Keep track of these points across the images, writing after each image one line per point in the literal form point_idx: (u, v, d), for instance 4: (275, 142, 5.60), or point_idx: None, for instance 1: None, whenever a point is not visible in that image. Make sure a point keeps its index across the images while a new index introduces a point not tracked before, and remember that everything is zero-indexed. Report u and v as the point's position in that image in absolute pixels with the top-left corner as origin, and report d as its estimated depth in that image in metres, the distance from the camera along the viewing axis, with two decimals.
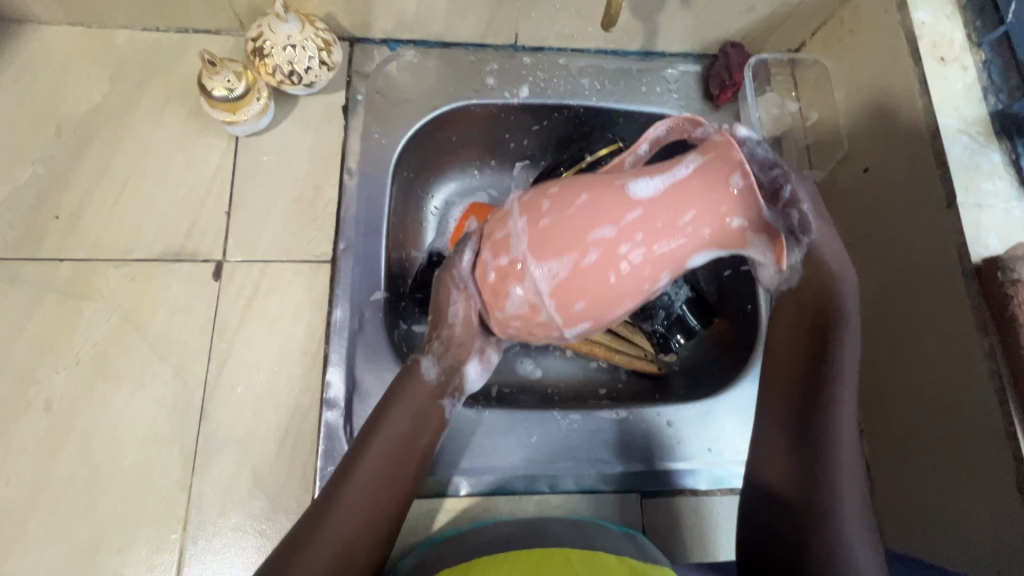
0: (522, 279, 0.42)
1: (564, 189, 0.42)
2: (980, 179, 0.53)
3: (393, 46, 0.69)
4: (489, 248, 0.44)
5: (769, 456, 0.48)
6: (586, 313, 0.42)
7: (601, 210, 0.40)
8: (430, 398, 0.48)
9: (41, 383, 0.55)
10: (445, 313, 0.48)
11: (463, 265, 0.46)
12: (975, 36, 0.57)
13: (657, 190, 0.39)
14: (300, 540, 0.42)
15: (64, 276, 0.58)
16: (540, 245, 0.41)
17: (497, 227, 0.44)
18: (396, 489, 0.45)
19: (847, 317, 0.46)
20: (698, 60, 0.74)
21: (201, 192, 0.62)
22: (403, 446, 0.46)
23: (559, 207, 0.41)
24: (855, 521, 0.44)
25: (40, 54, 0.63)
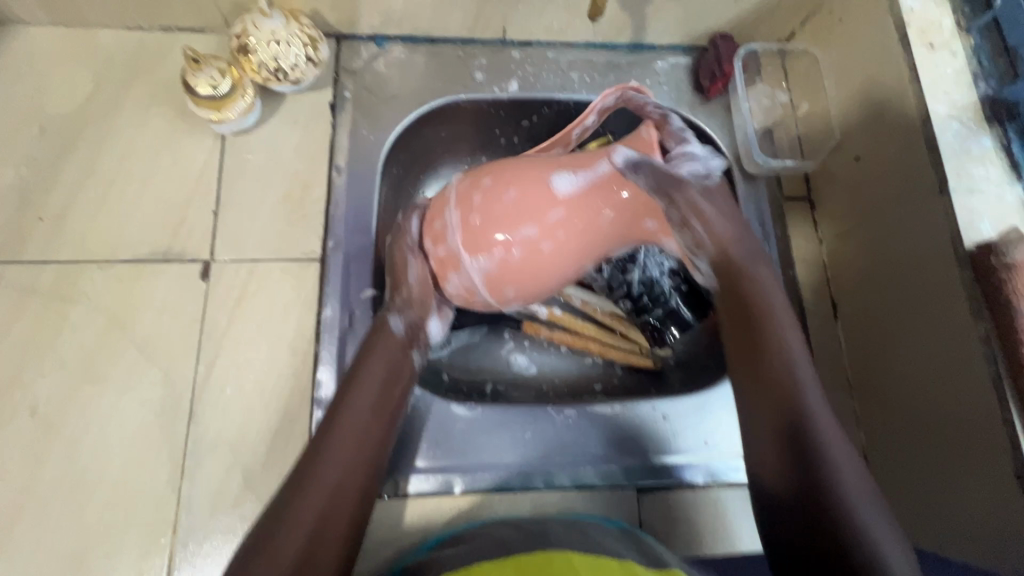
0: (457, 269, 0.52)
1: (495, 180, 0.50)
2: (971, 164, 0.52)
3: (380, 43, 0.68)
4: (429, 238, 0.53)
5: (761, 449, 0.49)
6: (515, 297, 0.53)
7: (530, 208, 0.49)
8: (402, 348, 0.52)
9: (26, 387, 0.55)
10: (401, 275, 0.54)
11: (411, 232, 0.55)
12: (964, 21, 0.56)
13: (579, 185, 0.49)
14: (282, 506, 0.44)
15: (49, 278, 0.57)
16: (472, 238, 0.50)
17: (436, 216, 0.53)
18: (368, 448, 0.48)
19: (775, 316, 0.52)
20: (687, 53, 0.74)
21: (188, 192, 0.62)
22: (381, 394, 0.50)
23: (489, 197, 0.50)
24: (860, 498, 0.44)
25: (22, 54, 0.62)
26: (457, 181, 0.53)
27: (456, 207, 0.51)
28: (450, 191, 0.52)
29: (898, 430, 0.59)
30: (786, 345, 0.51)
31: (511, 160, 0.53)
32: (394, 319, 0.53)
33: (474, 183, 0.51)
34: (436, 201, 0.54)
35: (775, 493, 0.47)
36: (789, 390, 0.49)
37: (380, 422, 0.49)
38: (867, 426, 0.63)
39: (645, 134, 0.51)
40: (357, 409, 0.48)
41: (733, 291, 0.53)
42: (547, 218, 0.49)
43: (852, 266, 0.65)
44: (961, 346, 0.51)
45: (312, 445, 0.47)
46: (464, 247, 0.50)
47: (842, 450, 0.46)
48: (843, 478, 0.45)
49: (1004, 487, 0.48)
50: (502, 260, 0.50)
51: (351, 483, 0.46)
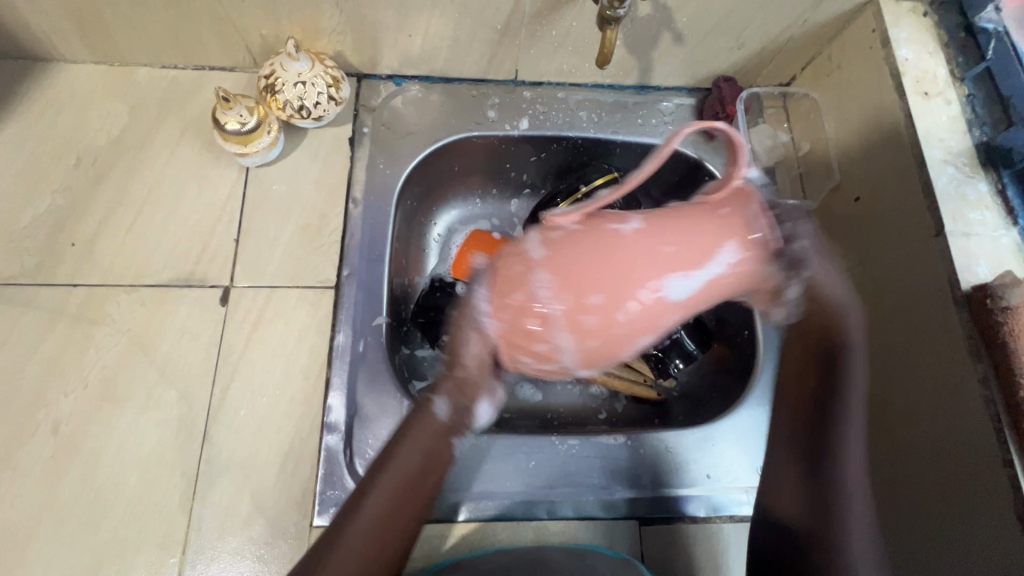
0: (562, 368, 0.43)
1: (577, 286, 0.39)
2: (967, 209, 0.54)
3: (399, 82, 0.72)
4: (518, 348, 0.42)
5: (783, 493, 0.51)
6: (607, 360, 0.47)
7: (647, 323, 0.40)
8: (441, 436, 0.47)
9: (49, 406, 0.57)
10: (459, 354, 0.45)
11: (476, 302, 0.43)
12: (958, 71, 0.59)
13: (694, 290, 0.41)
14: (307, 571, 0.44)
15: (77, 301, 0.60)
16: (590, 358, 0.42)
17: (534, 339, 0.41)
18: (393, 532, 0.46)
19: (855, 401, 0.48)
20: (691, 94, 0.77)
21: (211, 220, 0.65)
22: (409, 480, 0.46)
23: (588, 310, 0.39)
24: (856, 545, 0.48)
25: (64, 90, 0.67)
26: (524, 256, 0.41)
27: (566, 331, 0.40)
28: (541, 307, 0.39)
29: (895, 467, 0.59)
30: (852, 406, 0.48)
31: (585, 238, 0.40)
32: (439, 405, 0.46)
33: (606, 319, 0.40)
34: (500, 314, 0.41)
35: (784, 526, 0.51)
36: (827, 449, 0.49)
37: (408, 511, 0.46)
38: (864, 462, 0.63)
39: (757, 219, 0.42)
40: (386, 493, 0.46)
41: (819, 321, 0.49)
42: (664, 325, 0.42)
43: None
44: (957, 385, 0.52)
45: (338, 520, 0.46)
46: (580, 363, 0.42)
47: (856, 500, 0.49)
48: (852, 528, 0.48)
49: (1006, 530, 0.48)
50: (615, 346, 0.41)
51: (374, 566, 0.45)
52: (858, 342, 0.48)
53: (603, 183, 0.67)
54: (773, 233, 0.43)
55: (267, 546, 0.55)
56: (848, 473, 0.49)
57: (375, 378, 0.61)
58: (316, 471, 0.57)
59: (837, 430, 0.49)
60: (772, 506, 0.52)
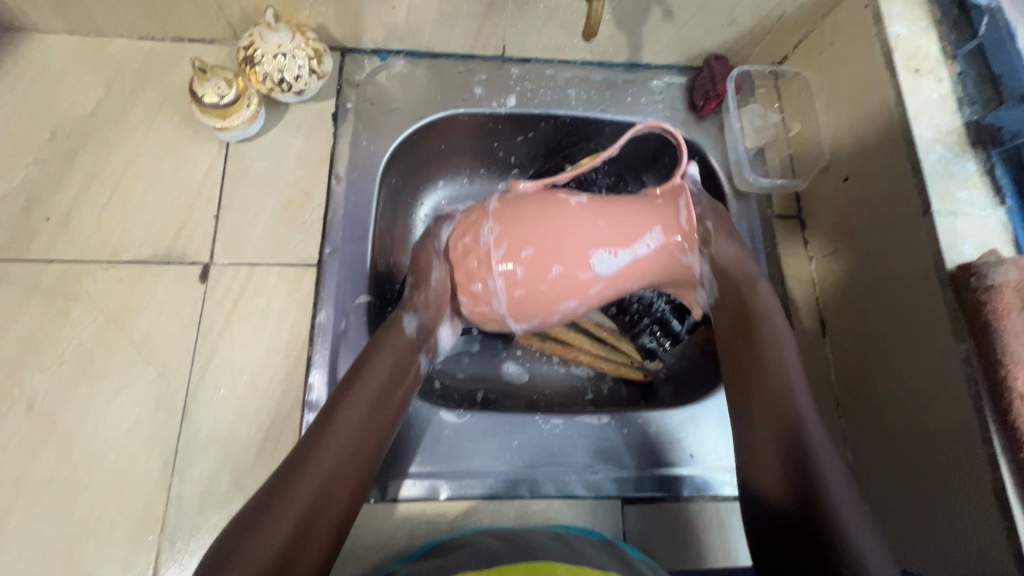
0: (488, 303, 0.53)
1: (539, 254, 0.51)
2: (956, 188, 0.53)
3: (383, 57, 0.71)
4: (462, 282, 0.53)
5: (760, 465, 0.52)
6: (532, 322, 0.55)
7: (570, 288, 0.52)
8: (409, 350, 0.53)
9: (24, 383, 0.56)
10: (425, 277, 0.54)
11: (441, 239, 0.56)
12: (950, 49, 0.58)
13: (618, 268, 0.53)
14: (281, 483, 0.45)
15: (52, 276, 0.59)
16: (514, 309, 0.53)
17: (472, 280, 0.52)
18: (361, 452, 0.48)
19: (784, 361, 0.55)
20: (682, 72, 0.75)
21: (190, 196, 0.63)
22: (384, 393, 0.50)
23: (508, 262, 0.51)
24: (843, 498, 0.48)
25: (37, 60, 0.65)
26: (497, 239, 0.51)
27: (499, 279, 0.51)
28: (489, 254, 0.51)
29: (883, 447, 0.59)
30: (785, 359, 0.55)
31: (528, 204, 0.52)
32: (409, 320, 0.53)
33: (534, 275, 0.51)
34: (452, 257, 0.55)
35: (767, 501, 0.51)
36: (786, 408, 0.52)
37: (380, 426, 0.50)
38: (853, 443, 0.63)
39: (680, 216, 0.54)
40: (356, 409, 0.49)
41: (734, 295, 0.58)
42: (588, 294, 0.53)
43: (841, 285, 0.65)
44: (940, 365, 0.52)
45: (307, 440, 0.47)
46: (509, 312, 0.53)
47: (825, 447, 0.51)
48: (837, 488, 0.48)
49: (985, 508, 0.48)
50: (547, 314, 0.53)
51: (342, 481, 0.46)
52: (769, 305, 0.58)
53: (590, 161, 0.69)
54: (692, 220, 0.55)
55: None
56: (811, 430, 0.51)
57: (358, 357, 0.60)
58: None
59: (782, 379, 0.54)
60: (759, 492, 0.52)
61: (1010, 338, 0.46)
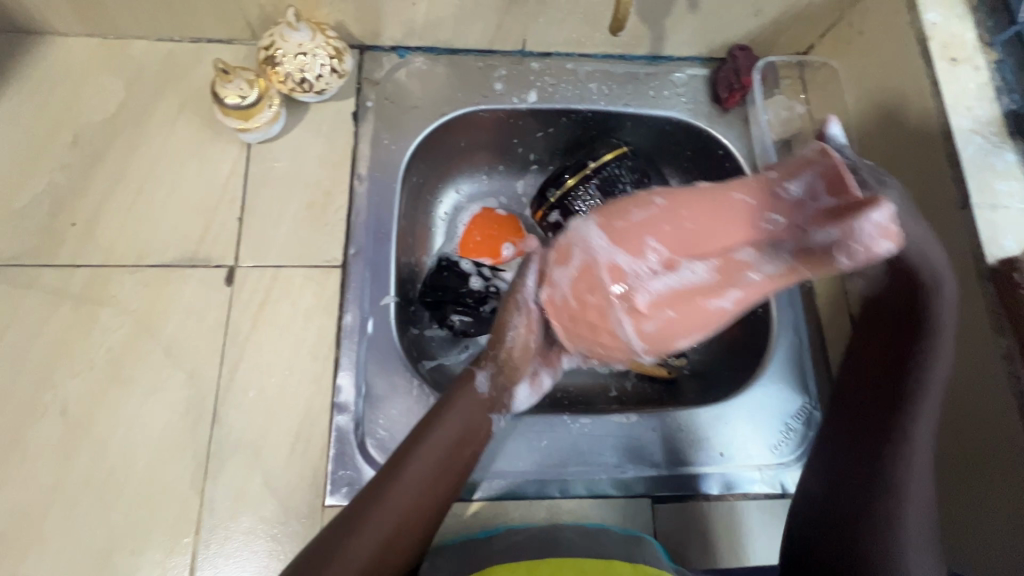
0: (604, 351, 0.55)
1: (649, 307, 0.47)
2: (995, 179, 0.52)
3: (402, 54, 0.70)
4: (573, 334, 0.54)
5: (818, 476, 0.52)
6: (655, 337, 0.49)
7: (679, 325, 0.48)
8: (485, 409, 0.52)
9: (57, 388, 0.56)
10: (503, 336, 0.53)
11: (526, 290, 0.54)
12: (986, 36, 0.57)
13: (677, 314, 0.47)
14: (354, 516, 0.44)
15: (80, 282, 0.59)
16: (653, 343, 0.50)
17: (583, 335, 0.53)
18: (428, 497, 0.46)
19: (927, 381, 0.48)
20: (705, 64, 0.74)
21: (214, 199, 0.63)
22: (450, 453, 0.49)
23: (559, 331, 0.54)
24: (916, 523, 0.47)
25: (58, 64, 0.65)
26: (620, 309, 0.48)
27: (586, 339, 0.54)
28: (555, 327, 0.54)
29: None
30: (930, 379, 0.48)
31: (587, 271, 0.49)
32: (483, 377, 0.53)
33: (614, 338, 0.51)
34: (560, 311, 0.52)
35: (829, 510, 0.51)
36: (890, 418, 0.50)
37: (447, 480, 0.48)
38: None
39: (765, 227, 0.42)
40: (424, 463, 0.47)
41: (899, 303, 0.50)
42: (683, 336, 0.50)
43: None
44: (978, 361, 0.51)
45: (377, 479, 0.46)
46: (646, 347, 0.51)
47: (918, 474, 0.48)
48: (908, 505, 0.47)
49: None
50: (625, 338, 0.51)
51: (410, 523, 0.45)
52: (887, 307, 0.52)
53: (613, 158, 0.68)
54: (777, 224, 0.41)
55: (280, 526, 0.55)
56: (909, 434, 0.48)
57: (385, 359, 0.60)
58: (327, 452, 0.57)
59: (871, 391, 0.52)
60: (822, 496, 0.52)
61: None
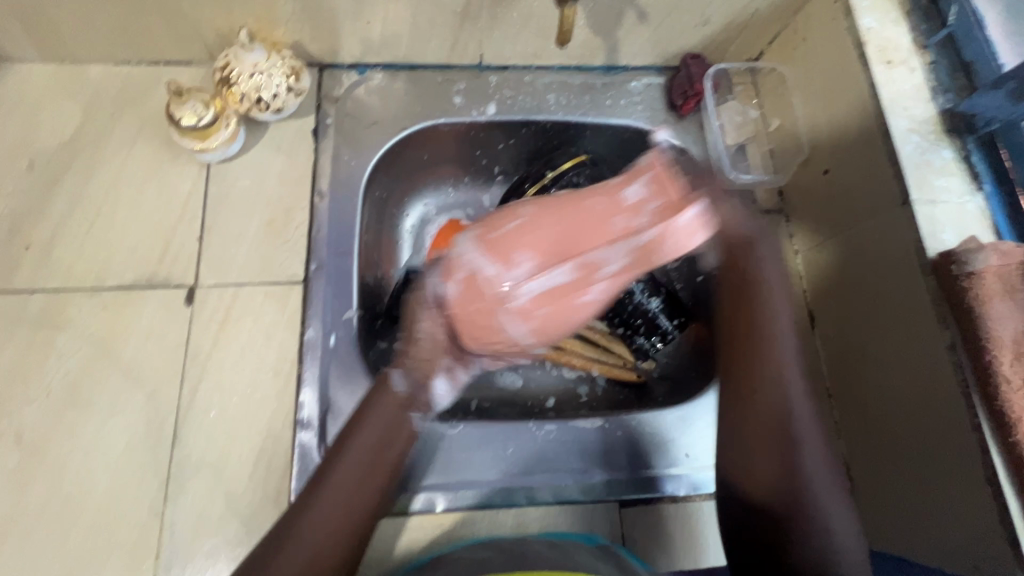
0: (500, 335, 0.45)
1: (546, 292, 0.45)
2: (933, 176, 0.54)
3: (361, 71, 0.71)
4: (473, 338, 0.45)
5: (749, 457, 0.51)
6: (546, 322, 0.46)
7: (557, 292, 0.45)
8: (399, 410, 0.48)
9: (11, 416, 0.55)
10: (413, 331, 0.48)
11: (430, 288, 0.47)
12: (921, 39, 0.59)
13: (541, 286, 0.45)
14: (273, 544, 0.46)
15: (36, 307, 0.59)
16: (540, 323, 0.45)
17: (480, 330, 0.45)
18: (361, 496, 0.47)
19: (780, 368, 0.50)
20: (660, 73, 0.76)
21: (173, 219, 0.63)
22: (373, 456, 0.47)
23: (511, 329, 0.45)
24: (831, 500, 0.49)
25: (13, 90, 0.65)
26: (511, 309, 0.44)
27: (520, 324, 0.45)
28: (501, 305, 0.45)
29: (875, 437, 0.59)
30: (784, 374, 0.50)
31: (484, 246, 0.47)
32: (396, 377, 0.48)
33: (529, 311, 0.45)
34: (464, 321, 0.45)
35: (753, 501, 0.51)
36: (777, 418, 0.50)
37: (371, 485, 0.47)
38: (844, 437, 0.63)
39: (633, 190, 0.47)
40: (356, 457, 0.47)
41: (734, 266, 0.52)
42: (589, 302, 0.46)
43: (826, 275, 0.65)
44: (928, 355, 0.52)
45: (301, 497, 0.48)
46: (530, 334, 0.46)
47: (811, 443, 0.50)
48: (812, 481, 0.49)
49: (979, 494, 0.48)
50: (548, 319, 0.45)
51: (347, 522, 0.46)
52: (777, 287, 0.52)
53: (572, 166, 0.69)
54: (643, 207, 0.47)
55: (243, 546, 0.54)
56: (795, 415, 0.50)
57: (348, 372, 0.60)
58: (290, 470, 0.57)
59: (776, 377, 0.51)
60: (742, 485, 0.52)
61: (995, 323, 0.46)
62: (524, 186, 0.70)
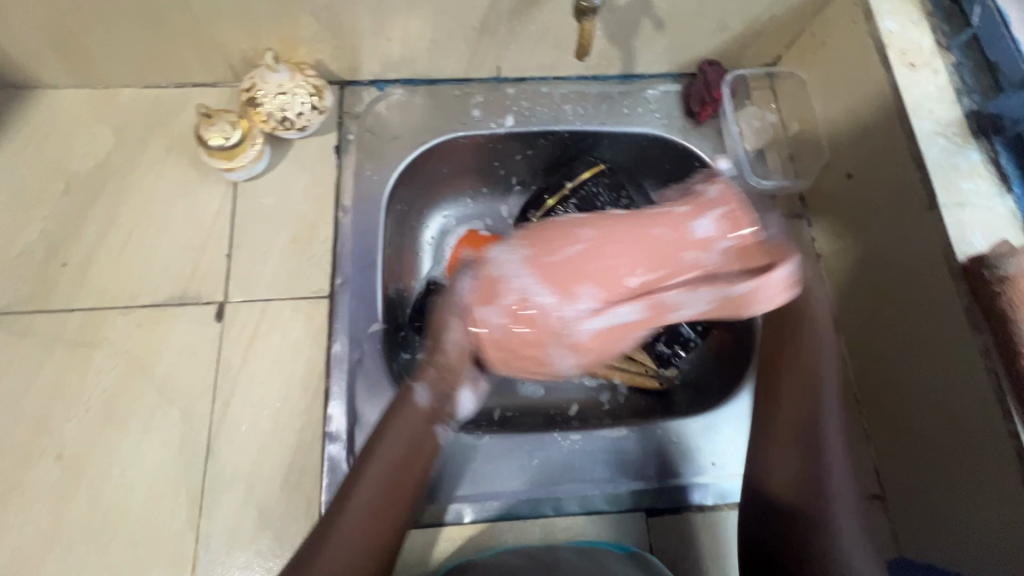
0: (542, 360, 0.51)
1: (601, 326, 0.50)
2: (961, 179, 0.53)
3: (381, 87, 0.72)
4: (507, 355, 0.51)
5: (775, 457, 0.54)
6: (599, 353, 0.51)
7: (610, 327, 0.50)
8: (424, 422, 0.52)
9: (52, 432, 0.57)
10: (441, 338, 0.52)
11: (460, 292, 0.53)
12: (944, 40, 0.58)
13: (603, 323, 0.50)
14: (309, 545, 0.47)
15: (74, 326, 0.60)
16: (596, 351, 0.51)
17: (536, 354, 0.51)
18: (392, 510, 0.49)
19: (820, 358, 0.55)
20: (677, 80, 0.76)
21: (202, 237, 0.65)
22: (396, 471, 0.50)
23: (563, 356, 0.51)
24: (848, 512, 0.51)
25: (49, 116, 0.67)
26: (562, 341, 0.50)
27: (568, 353, 0.51)
28: (543, 335, 0.50)
29: (906, 443, 0.58)
30: (820, 372, 0.55)
31: (549, 274, 0.50)
32: (420, 391, 0.52)
33: (599, 339, 0.50)
34: (494, 346, 0.51)
35: (775, 503, 0.52)
36: (813, 412, 0.54)
37: (395, 500, 0.49)
38: (874, 443, 0.62)
39: (704, 230, 0.51)
40: (379, 472, 0.49)
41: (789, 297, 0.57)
42: (634, 336, 0.52)
43: (852, 279, 0.64)
44: (960, 361, 0.51)
45: (328, 519, 0.48)
46: (582, 362, 0.52)
47: (836, 447, 0.53)
48: (835, 482, 0.51)
49: (1016, 503, 0.47)
50: (608, 347, 0.51)
51: (374, 536, 0.47)
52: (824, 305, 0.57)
53: (591, 176, 0.70)
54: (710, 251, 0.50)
55: (276, 558, 0.55)
56: (823, 413, 0.54)
57: (374, 385, 0.61)
58: (319, 482, 0.57)
59: (811, 369, 0.55)
60: (766, 487, 0.53)
61: None
62: (543, 197, 0.70)
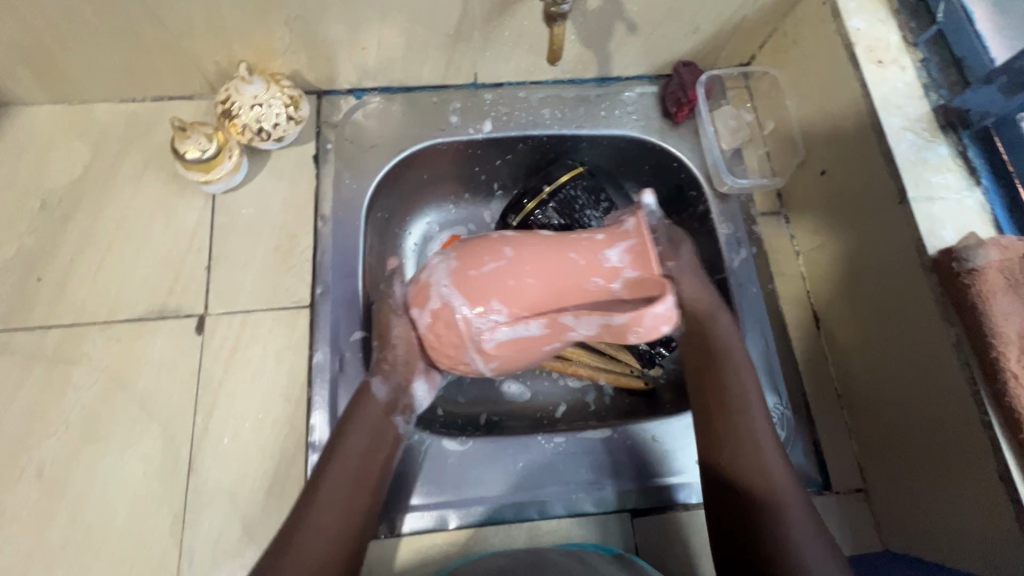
0: (466, 363, 0.52)
1: (503, 331, 0.49)
2: (930, 173, 0.54)
3: (359, 95, 0.72)
4: (444, 359, 0.52)
5: (717, 448, 0.53)
6: (504, 361, 0.51)
7: (516, 337, 0.50)
8: (384, 415, 0.53)
9: (31, 450, 0.57)
10: (388, 335, 0.54)
11: (396, 297, 0.55)
12: (911, 37, 0.59)
13: (505, 329, 0.49)
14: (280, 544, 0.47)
15: (53, 343, 0.60)
16: (510, 358, 0.51)
17: (454, 360, 0.52)
18: (355, 510, 0.49)
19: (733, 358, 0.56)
20: (654, 82, 0.76)
21: (181, 251, 0.65)
22: (360, 464, 0.50)
23: (484, 359, 0.51)
24: (795, 505, 0.49)
25: (25, 133, 0.67)
26: (476, 349, 0.50)
27: (476, 355, 0.50)
28: (471, 342, 0.49)
29: (886, 435, 0.59)
30: (747, 385, 0.55)
31: (467, 283, 0.49)
32: (376, 385, 0.53)
33: (496, 344, 0.49)
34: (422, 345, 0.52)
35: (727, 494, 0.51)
36: (743, 413, 0.54)
37: (362, 498, 0.50)
38: (856, 436, 0.63)
39: (614, 254, 0.50)
40: (347, 465, 0.50)
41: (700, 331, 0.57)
42: (548, 347, 0.51)
43: (828, 275, 0.65)
44: (934, 354, 0.52)
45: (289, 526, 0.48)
46: (496, 367, 0.52)
47: (769, 445, 0.52)
48: (778, 480, 0.50)
49: (990, 492, 0.47)
50: (506, 361, 0.51)
51: (333, 540, 0.47)
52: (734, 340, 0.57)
53: (569, 179, 0.70)
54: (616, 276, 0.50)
55: None
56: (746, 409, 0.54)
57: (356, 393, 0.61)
58: None
59: (734, 371, 0.56)
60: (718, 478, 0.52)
61: (998, 319, 0.46)
62: (521, 201, 0.70)
